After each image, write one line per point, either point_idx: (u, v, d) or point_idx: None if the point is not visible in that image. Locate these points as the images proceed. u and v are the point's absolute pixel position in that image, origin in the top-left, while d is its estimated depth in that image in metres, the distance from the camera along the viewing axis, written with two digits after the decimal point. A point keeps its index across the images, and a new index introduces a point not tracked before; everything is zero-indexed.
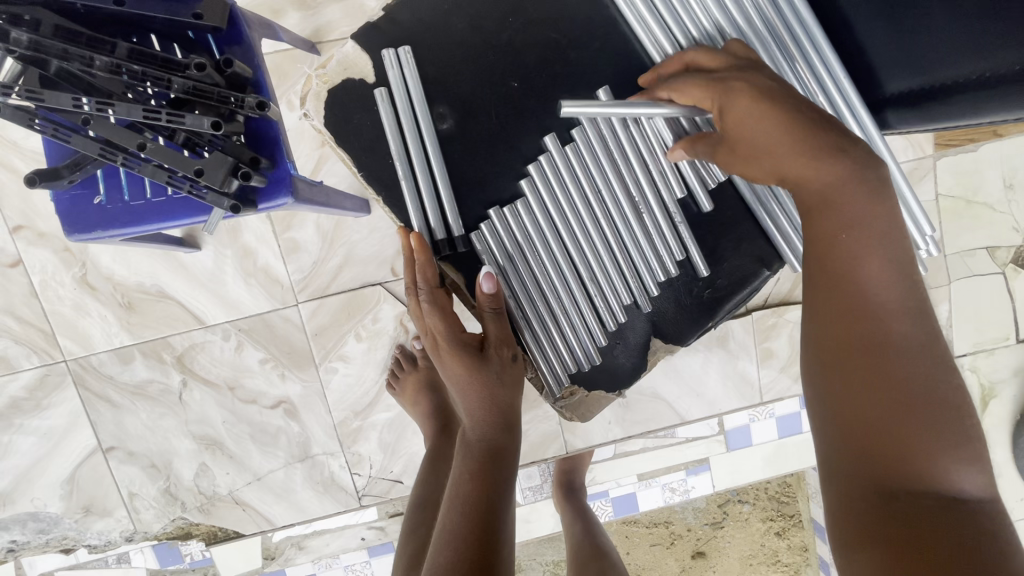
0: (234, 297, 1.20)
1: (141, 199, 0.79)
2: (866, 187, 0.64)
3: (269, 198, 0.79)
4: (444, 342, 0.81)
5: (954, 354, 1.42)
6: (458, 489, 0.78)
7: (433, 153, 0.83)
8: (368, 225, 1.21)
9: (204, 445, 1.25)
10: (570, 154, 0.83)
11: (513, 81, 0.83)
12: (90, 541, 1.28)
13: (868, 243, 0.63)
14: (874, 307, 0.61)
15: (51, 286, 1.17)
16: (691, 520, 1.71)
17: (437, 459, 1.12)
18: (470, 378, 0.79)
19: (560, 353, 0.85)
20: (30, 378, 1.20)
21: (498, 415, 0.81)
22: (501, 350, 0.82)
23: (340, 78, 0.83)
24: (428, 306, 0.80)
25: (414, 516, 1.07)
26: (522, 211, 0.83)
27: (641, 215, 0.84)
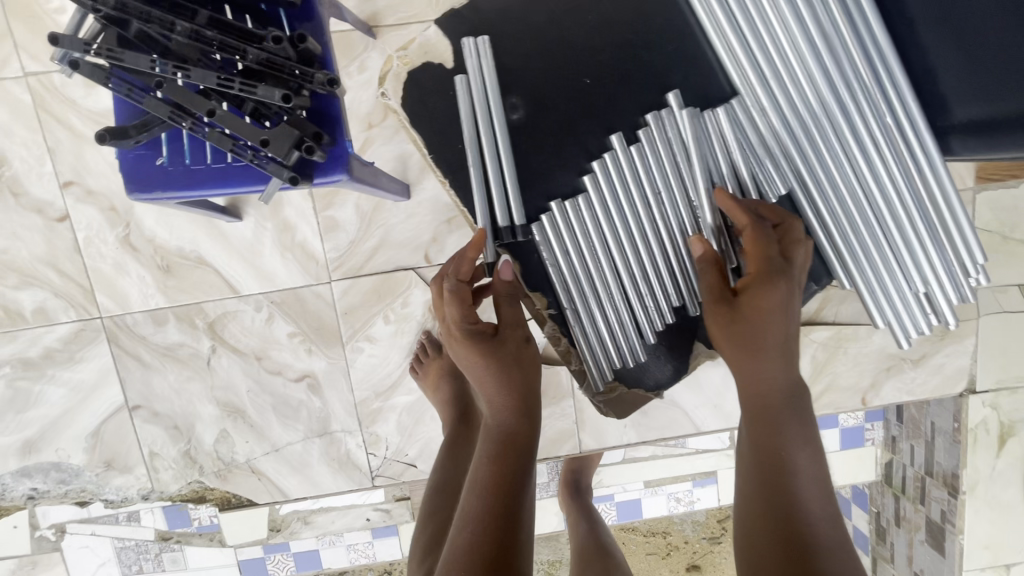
0: (270, 269, 1.22)
1: (202, 164, 0.81)
2: (792, 395, 0.78)
3: (324, 174, 0.80)
4: (457, 330, 0.84)
5: (975, 389, 1.41)
6: (475, 476, 0.81)
7: (502, 141, 0.83)
8: (407, 210, 1.22)
9: (226, 412, 1.28)
10: (634, 154, 0.83)
11: (586, 78, 0.85)
12: (108, 495, 1.32)
13: (781, 388, 0.78)
14: (783, 439, 0.75)
15: (94, 244, 1.19)
16: (690, 533, 1.75)
17: (452, 448, 1.13)
18: (487, 362, 0.83)
19: (604, 344, 0.88)
20: (64, 332, 1.22)
21: (517, 400, 0.84)
22: (515, 334, 0.86)
23: (420, 61, 0.85)
24: (449, 295, 0.82)
25: (432, 499, 1.08)
26: (582, 206, 0.84)
27: (699, 219, 0.85)
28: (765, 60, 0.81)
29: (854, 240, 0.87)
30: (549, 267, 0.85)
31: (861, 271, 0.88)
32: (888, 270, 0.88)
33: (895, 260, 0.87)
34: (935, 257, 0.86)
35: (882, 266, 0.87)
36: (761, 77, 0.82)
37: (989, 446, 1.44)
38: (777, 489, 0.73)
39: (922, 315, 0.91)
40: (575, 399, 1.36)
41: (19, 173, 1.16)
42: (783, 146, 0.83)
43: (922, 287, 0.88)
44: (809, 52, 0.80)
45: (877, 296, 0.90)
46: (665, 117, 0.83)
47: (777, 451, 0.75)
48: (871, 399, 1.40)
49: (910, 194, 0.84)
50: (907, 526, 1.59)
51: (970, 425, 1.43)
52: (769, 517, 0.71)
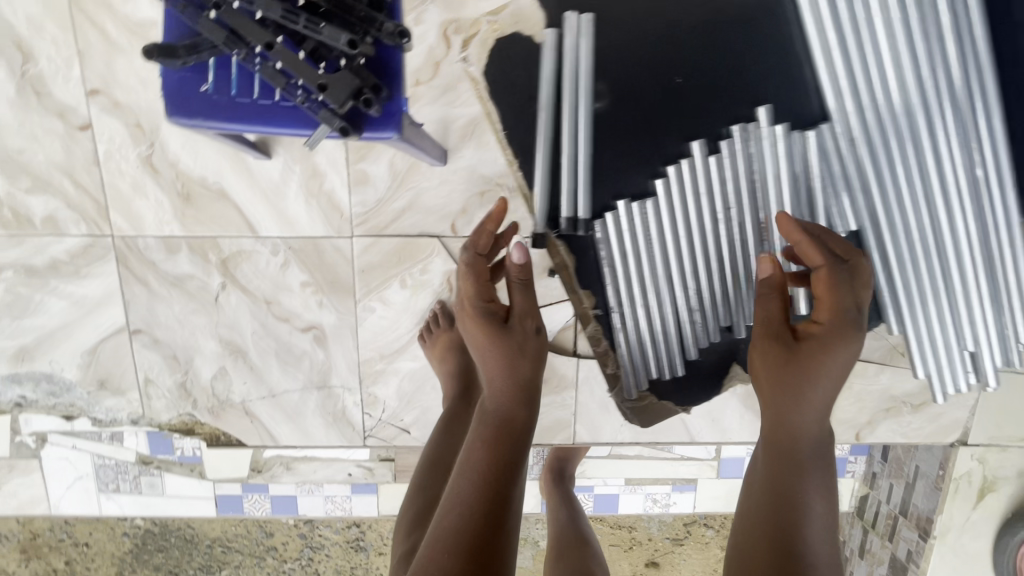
0: (292, 214, 1.18)
1: (247, 99, 0.77)
2: (817, 443, 0.79)
3: (375, 131, 0.76)
4: (469, 306, 0.90)
5: (967, 442, 1.43)
6: (468, 458, 0.82)
7: (585, 141, 1.02)
8: (441, 176, 1.18)
9: (228, 350, 1.26)
10: (712, 164, 0.96)
11: (677, 78, 1.02)
12: (97, 414, 1.31)
13: (808, 435, 0.79)
14: (799, 484, 0.77)
15: (114, 159, 1.14)
16: (654, 530, 1.80)
17: (452, 425, 1.14)
18: (488, 342, 0.87)
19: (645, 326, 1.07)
20: (73, 245, 1.18)
21: (517, 388, 0.86)
22: (521, 321, 0.89)
23: (509, 30, 1.10)
24: (464, 270, 0.92)
25: (425, 473, 1.08)
26: (652, 208, 1.00)
27: (761, 241, 0.99)
28: (872, 99, 0.89)
29: (915, 287, 0.96)
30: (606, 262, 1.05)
31: (915, 319, 0.98)
32: (942, 322, 0.97)
33: (953, 314, 0.97)
34: (992, 316, 0.96)
35: (935, 316, 0.97)
36: (858, 109, 0.90)
37: (969, 497, 1.46)
38: (782, 532, 0.74)
39: (963, 371, 1.02)
40: (577, 392, 1.34)
41: (45, 73, 1.10)
42: (863, 180, 0.92)
43: (972, 346, 0.99)
44: (919, 99, 0.87)
45: (924, 344, 1.00)
46: (749, 134, 0.95)
47: (790, 494, 0.77)
48: (865, 435, 1.41)
49: (982, 251, 0.93)
50: (871, 559, 1.65)
51: (955, 474, 1.45)
52: (770, 555, 0.74)
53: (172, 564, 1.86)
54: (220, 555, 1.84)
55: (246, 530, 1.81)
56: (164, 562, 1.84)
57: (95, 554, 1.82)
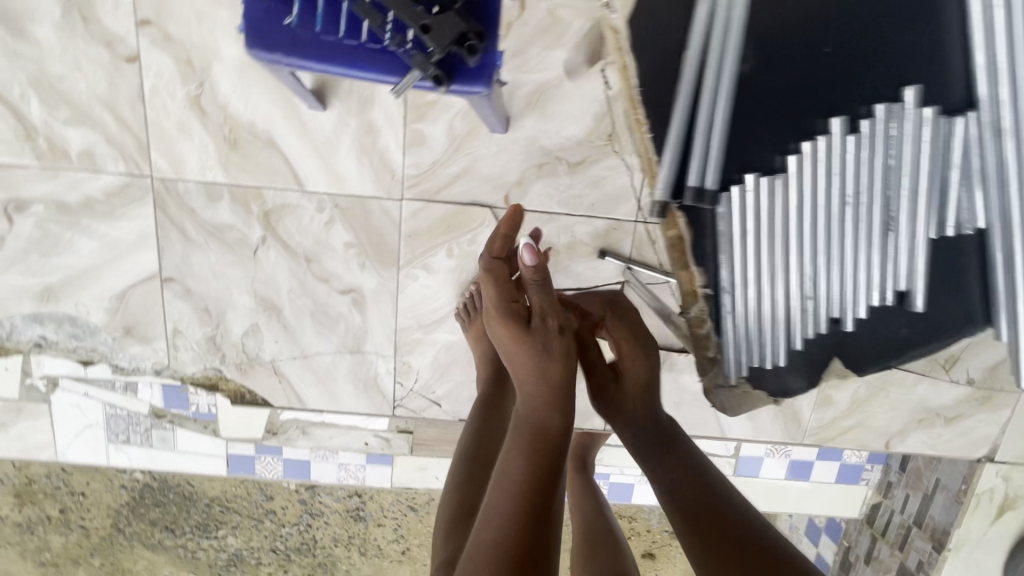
0: (342, 170, 1.13)
1: (332, 37, 0.72)
2: (674, 432, 0.98)
3: (465, 84, 0.72)
4: (494, 311, 0.87)
5: (994, 458, 1.43)
6: (508, 469, 0.81)
7: (727, 97, 0.82)
8: (500, 144, 1.13)
9: (262, 307, 1.21)
10: (848, 144, 0.83)
11: (829, 45, 0.81)
12: (119, 361, 1.26)
13: (670, 429, 0.98)
14: (688, 461, 0.93)
15: (161, 96, 1.08)
16: (654, 522, 1.79)
17: (489, 411, 1.11)
18: (516, 348, 0.84)
19: (750, 324, 0.94)
20: (110, 184, 1.12)
21: (550, 396, 0.84)
22: (544, 320, 0.85)
23: None
24: (483, 275, 0.90)
25: (464, 464, 1.06)
26: (776, 190, 0.85)
27: (886, 236, 0.87)
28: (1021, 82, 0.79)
29: None
30: (721, 255, 0.90)
31: None
32: None
33: None
34: None
35: None
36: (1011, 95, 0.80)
37: (988, 512, 1.47)
38: (702, 488, 0.89)
39: None
40: None
41: None
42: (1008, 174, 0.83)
43: None
44: None
45: None
46: (896, 111, 0.81)
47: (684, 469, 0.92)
48: (895, 443, 1.41)
49: None
50: (876, 566, 1.64)
51: (978, 489, 1.46)
52: (707, 519, 0.85)
53: (168, 520, 1.78)
54: (218, 515, 1.78)
55: (245, 490, 1.75)
56: (161, 517, 1.77)
57: (91, 504, 1.74)
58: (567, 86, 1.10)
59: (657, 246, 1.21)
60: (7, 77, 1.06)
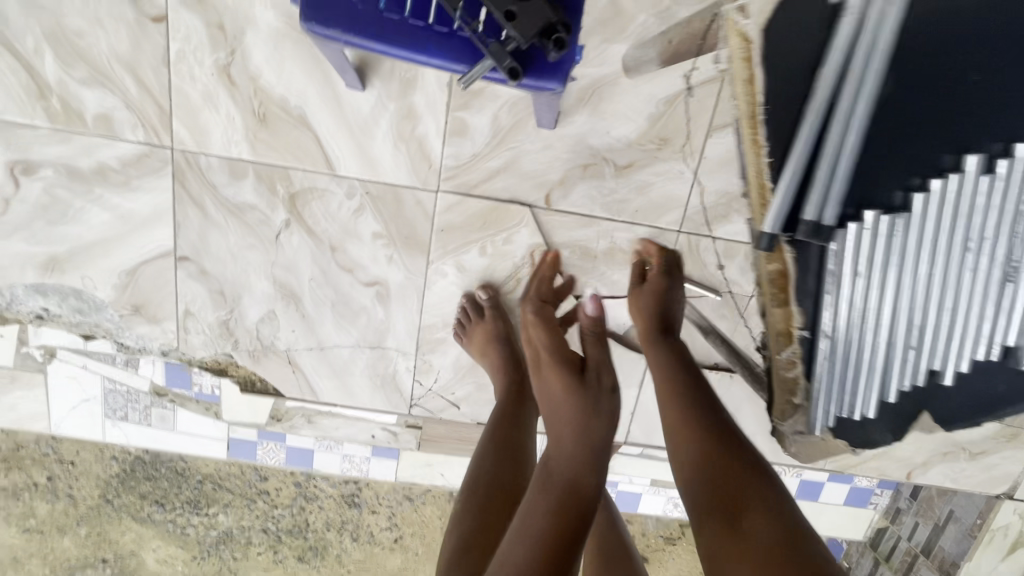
0: (377, 156, 1.06)
1: (397, 15, 0.65)
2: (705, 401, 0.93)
3: (539, 78, 0.66)
4: (548, 360, 0.98)
5: (1013, 495, 1.43)
6: (530, 520, 0.79)
7: (854, 141, 0.96)
8: (546, 140, 1.07)
9: (280, 294, 1.15)
10: (953, 197, 0.99)
11: (972, 74, 0.95)
12: (125, 340, 1.20)
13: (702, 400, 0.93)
14: (713, 434, 0.88)
15: (187, 62, 1.00)
16: (650, 526, 1.74)
17: (504, 425, 1.05)
18: (569, 399, 0.92)
19: (849, 359, 1.10)
20: (126, 152, 1.05)
21: (587, 448, 0.88)
22: (598, 377, 0.96)
23: None
24: (534, 318, 1.05)
25: (471, 491, 0.98)
26: (901, 234, 1.01)
27: (971, 274, 1.03)
28: None
29: None
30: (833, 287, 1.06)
31: None
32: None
33: None
34: None
35: None
36: None
37: (999, 548, 1.47)
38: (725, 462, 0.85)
39: None
40: (639, 390, 1.27)
41: None
42: None
43: None
44: None
45: None
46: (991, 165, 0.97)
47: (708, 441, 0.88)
48: (916, 475, 1.39)
49: None
50: None
51: (993, 525, 1.45)
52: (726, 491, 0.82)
53: (159, 496, 1.46)
54: (210, 493, 1.46)
55: (239, 469, 1.45)
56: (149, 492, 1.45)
57: (81, 473, 1.44)
58: (623, 83, 1.03)
59: (700, 259, 1.16)
60: (21, 28, 0.98)
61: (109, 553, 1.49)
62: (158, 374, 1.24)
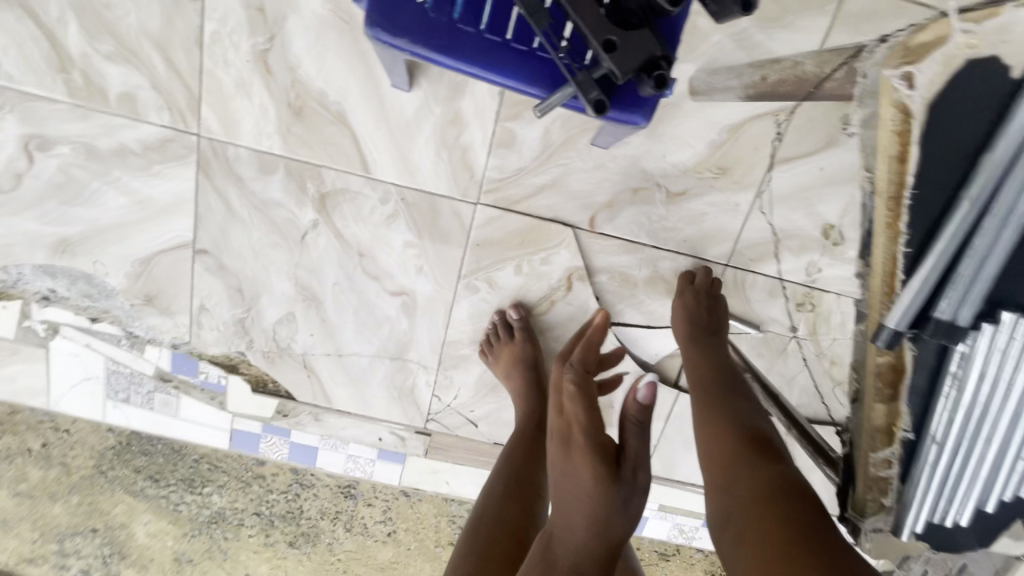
0: (416, 162, 1.00)
1: (470, 27, 0.59)
2: (727, 399, 0.80)
3: (625, 110, 0.60)
4: (580, 434, 0.81)
5: None
6: None
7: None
8: (597, 160, 1.00)
9: (301, 296, 1.09)
10: None
11: None
12: (134, 329, 1.14)
13: (731, 399, 0.80)
14: (726, 426, 0.75)
15: (222, 44, 0.93)
16: (646, 541, 1.66)
17: (523, 464, 0.98)
18: (597, 488, 0.76)
19: (952, 484, 0.53)
20: (149, 135, 0.98)
21: (596, 532, 0.75)
22: (634, 473, 0.79)
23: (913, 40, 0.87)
24: (573, 391, 0.84)
25: (477, 527, 0.91)
26: None
27: None
28: None
29: None
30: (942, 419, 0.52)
31: None
32: None
33: None
34: None
35: None
36: None
37: None
38: (738, 453, 0.70)
39: None
40: (665, 424, 1.21)
41: None
42: None
43: None
44: None
45: None
46: None
47: (717, 434, 0.74)
48: None
49: None
50: None
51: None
52: (735, 479, 0.67)
53: (154, 470, 1.38)
54: (205, 472, 1.38)
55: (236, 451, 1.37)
56: (146, 465, 1.37)
57: (76, 442, 1.35)
58: (687, 107, 0.97)
59: (746, 296, 1.10)
60: None
61: (100, 524, 1.39)
62: (164, 362, 1.18)
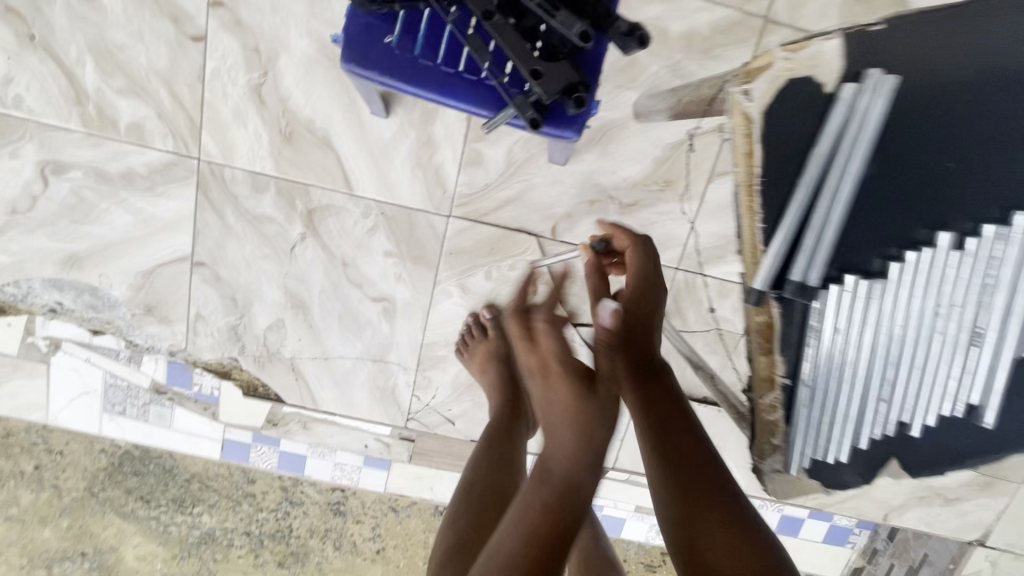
0: (394, 180, 1.11)
1: (430, 61, 0.72)
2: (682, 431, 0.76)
3: (557, 127, 0.72)
4: (556, 363, 0.73)
5: (985, 543, 1.45)
6: (520, 517, 0.69)
7: (838, 217, 1.06)
8: (554, 176, 1.12)
9: (290, 304, 1.19)
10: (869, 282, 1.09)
11: (947, 163, 1.06)
12: (134, 338, 1.23)
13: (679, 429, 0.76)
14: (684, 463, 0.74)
15: (221, 79, 1.06)
16: (631, 552, 1.67)
17: (498, 441, 1.05)
18: (576, 403, 0.71)
19: (818, 417, 1.17)
20: (154, 159, 1.10)
21: (585, 448, 0.71)
22: (610, 388, 0.75)
23: (803, 69, 1.04)
24: (546, 322, 0.76)
25: (462, 500, 0.98)
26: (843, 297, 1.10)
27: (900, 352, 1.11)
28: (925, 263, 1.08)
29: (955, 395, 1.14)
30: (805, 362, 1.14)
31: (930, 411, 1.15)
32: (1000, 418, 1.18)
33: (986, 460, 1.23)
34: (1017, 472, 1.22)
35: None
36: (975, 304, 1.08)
37: None
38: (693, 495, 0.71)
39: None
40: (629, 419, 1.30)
41: None
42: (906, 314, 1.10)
43: None
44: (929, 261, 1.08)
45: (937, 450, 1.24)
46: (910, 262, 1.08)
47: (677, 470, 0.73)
48: (892, 516, 1.40)
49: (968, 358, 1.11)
50: None
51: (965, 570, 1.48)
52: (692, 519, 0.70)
53: (144, 491, 1.42)
54: (195, 491, 1.42)
55: (227, 469, 1.41)
56: (138, 486, 1.41)
57: (69, 464, 1.39)
58: (632, 128, 1.09)
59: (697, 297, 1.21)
60: (65, 38, 1.03)
61: (89, 548, 1.44)
62: (159, 373, 1.26)
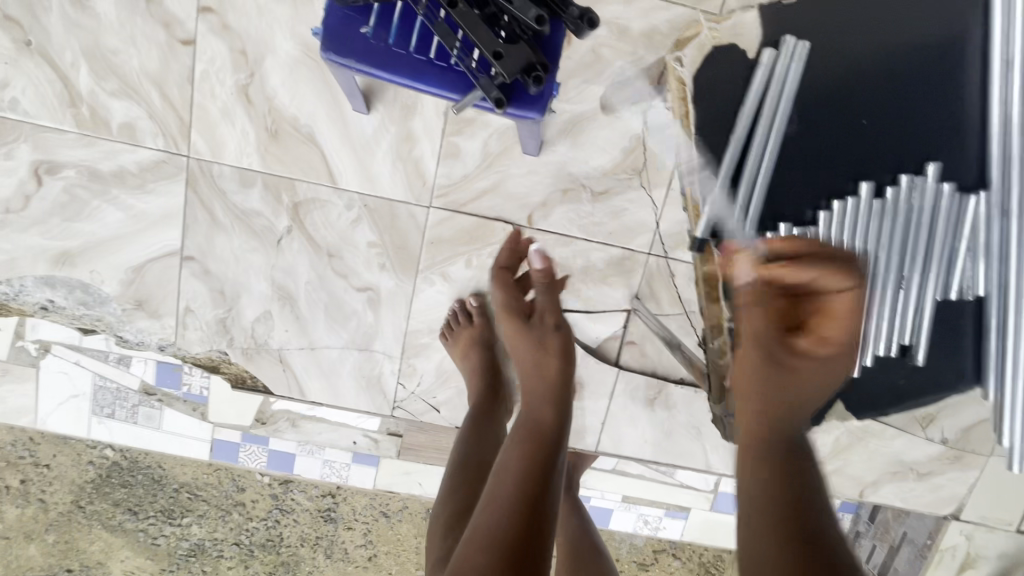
0: (375, 172, 1.17)
1: (402, 50, 0.78)
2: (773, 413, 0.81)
3: (522, 107, 0.79)
4: (504, 307, 1.07)
5: (959, 516, 1.46)
6: (505, 465, 0.84)
7: (766, 174, 1.03)
8: (528, 166, 1.19)
9: (277, 295, 1.23)
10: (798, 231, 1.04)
11: (862, 119, 1.03)
12: (124, 334, 1.26)
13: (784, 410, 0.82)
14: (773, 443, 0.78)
15: (210, 80, 1.11)
16: (622, 551, 1.58)
17: (483, 415, 1.13)
18: (521, 336, 1.01)
19: None
20: (146, 158, 1.14)
21: (551, 391, 0.94)
22: (544, 320, 1.03)
23: (728, 39, 1.05)
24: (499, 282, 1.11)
25: (454, 475, 1.03)
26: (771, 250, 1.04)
27: None
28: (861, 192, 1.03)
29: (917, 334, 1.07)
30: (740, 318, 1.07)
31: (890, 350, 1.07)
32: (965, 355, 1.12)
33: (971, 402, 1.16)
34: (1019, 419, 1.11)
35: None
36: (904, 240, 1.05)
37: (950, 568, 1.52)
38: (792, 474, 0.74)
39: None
40: (609, 401, 1.34)
41: None
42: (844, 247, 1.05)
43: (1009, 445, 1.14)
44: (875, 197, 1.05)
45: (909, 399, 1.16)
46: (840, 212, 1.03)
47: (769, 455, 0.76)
48: (867, 493, 1.43)
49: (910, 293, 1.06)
50: None
51: (941, 546, 1.50)
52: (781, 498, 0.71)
53: (132, 503, 1.44)
54: (184, 501, 1.44)
55: (215, 478, 1.44)
56: (126, 498, 1.43)
57: (54, 478, 1.41)
58: (600, 120, 1.16)
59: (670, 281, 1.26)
60: (61, 44, 1.09)
61: (76, 563, 1.45)
62: (148, 374, 1.29)
